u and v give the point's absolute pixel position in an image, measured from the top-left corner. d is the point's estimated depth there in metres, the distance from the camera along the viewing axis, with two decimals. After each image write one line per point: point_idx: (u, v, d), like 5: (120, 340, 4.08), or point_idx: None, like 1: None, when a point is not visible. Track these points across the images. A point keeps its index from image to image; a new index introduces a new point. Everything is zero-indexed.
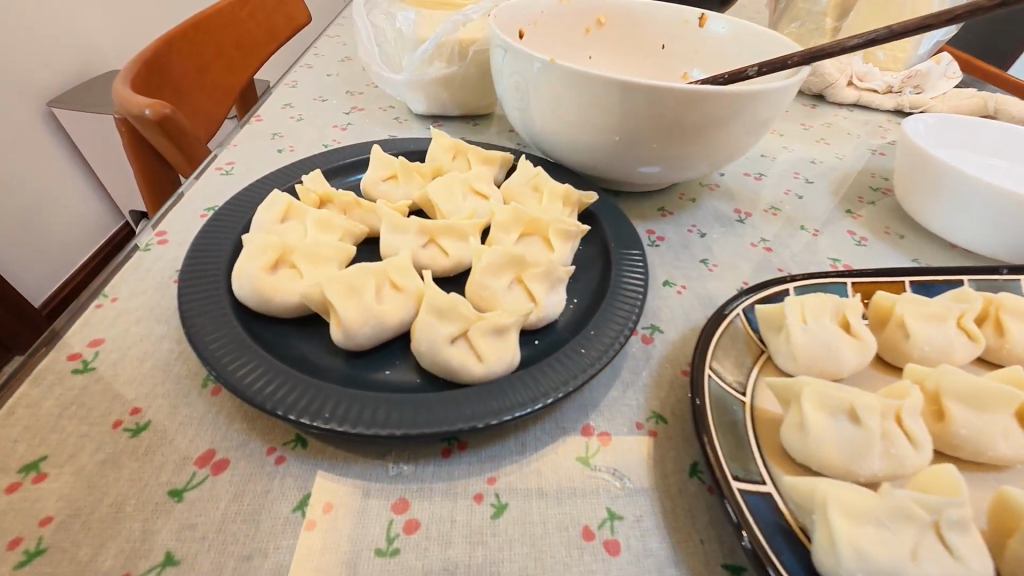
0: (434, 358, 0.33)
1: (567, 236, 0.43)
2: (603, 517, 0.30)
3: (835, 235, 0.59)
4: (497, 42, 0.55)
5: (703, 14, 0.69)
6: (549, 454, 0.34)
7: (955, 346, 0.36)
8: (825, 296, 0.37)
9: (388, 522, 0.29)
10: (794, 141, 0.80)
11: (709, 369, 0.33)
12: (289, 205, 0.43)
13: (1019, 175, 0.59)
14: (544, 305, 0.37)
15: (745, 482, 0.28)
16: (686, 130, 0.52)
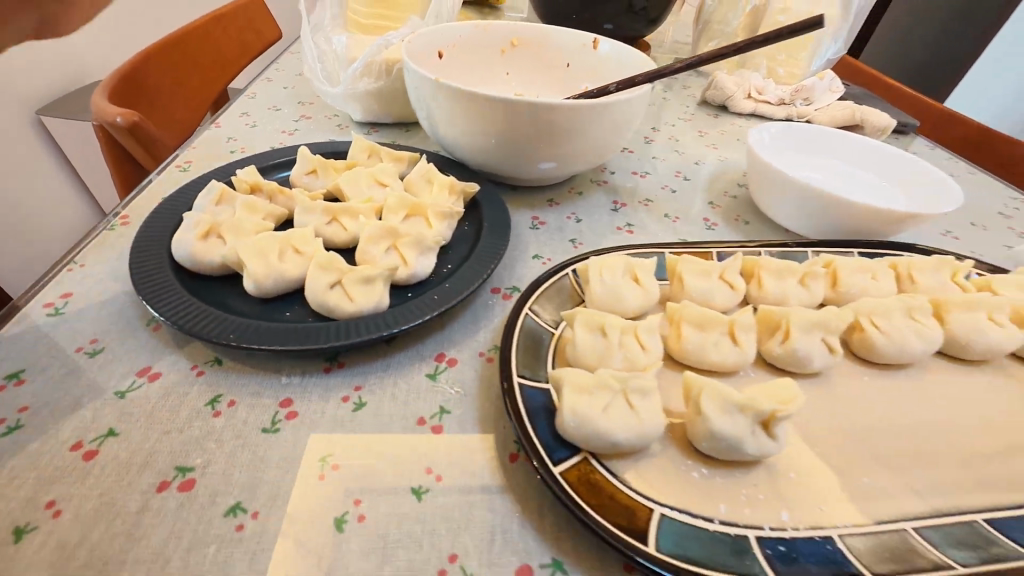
0: (320, 300, 0.44)
1: (442, 216, 0.54)
2: (436, 411, 0.42)
3: (692, 221, 0.71)
4: (405, 68, 0.66)
5: (595, 39, 0.81)
6: (405, 371, 0.45)
7: (718, 292, 0.48)
8: (621, 257, 0.48)
9: (275, 412, 0.41)
10: (686, 145, 0.93)
11: (527, 309, 0.45)
12: (223, 191, 0.54)
13: (843, 176, 0.70)
14: (412, 265, 0.49)
15: (529, 380, 0.40)
16: (550, 131, 0.63)
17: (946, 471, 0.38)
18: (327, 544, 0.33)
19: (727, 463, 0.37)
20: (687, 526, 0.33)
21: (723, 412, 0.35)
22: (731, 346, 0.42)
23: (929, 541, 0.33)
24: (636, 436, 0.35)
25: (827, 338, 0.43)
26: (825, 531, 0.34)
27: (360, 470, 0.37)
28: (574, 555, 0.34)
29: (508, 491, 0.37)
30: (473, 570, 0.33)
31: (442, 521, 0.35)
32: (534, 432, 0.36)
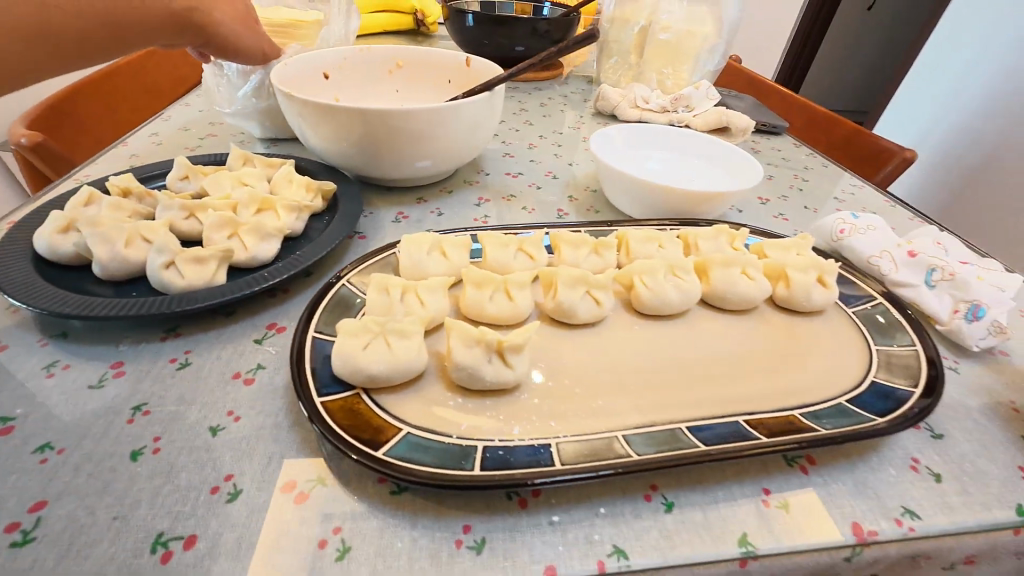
0: (157, 279, 0.51)
1: (289, 209, 0.61)
2: (253, 366, 0.49)
3: (546, 212, 0.80)
4: (276, 89, 0.74)
5: (467, 57, 0.91)
6: (235, 337, 0.52)
7: (515, 261, 0.55)
8: (430, 235, 0.56)
9: (106, 371, 0.47)
10: (567, 150, 1.03)
11: (344, 281, 0.52)
12: (92, 194, 0.61)
13: (672, 161, 0.82)
14: (251, 250, 0.56)
15: (325, 335, 0.46)
16: (399, 138, 0.71)
17: (673, 395, 0.46)
18: (118, 471, 0.39)
19: (482, 393, 0.44)
20: (425, 439, 0.39)
21: (465, 345, 0.43)
22: (507, 301, 0.49)
23: (630, 444, 0.40)
24: (390, 368, 0.41)
25: (592, 292, 0.52)
26: (544, 440, 0.40)
27: (167, 414, 0.43)
28: (337, 472, 0.40)
29: (296, 427, 0.44)
30: (242, 485, 0.39)
31: (228, 450, 0.41)
32: (311, 371, 0.43)
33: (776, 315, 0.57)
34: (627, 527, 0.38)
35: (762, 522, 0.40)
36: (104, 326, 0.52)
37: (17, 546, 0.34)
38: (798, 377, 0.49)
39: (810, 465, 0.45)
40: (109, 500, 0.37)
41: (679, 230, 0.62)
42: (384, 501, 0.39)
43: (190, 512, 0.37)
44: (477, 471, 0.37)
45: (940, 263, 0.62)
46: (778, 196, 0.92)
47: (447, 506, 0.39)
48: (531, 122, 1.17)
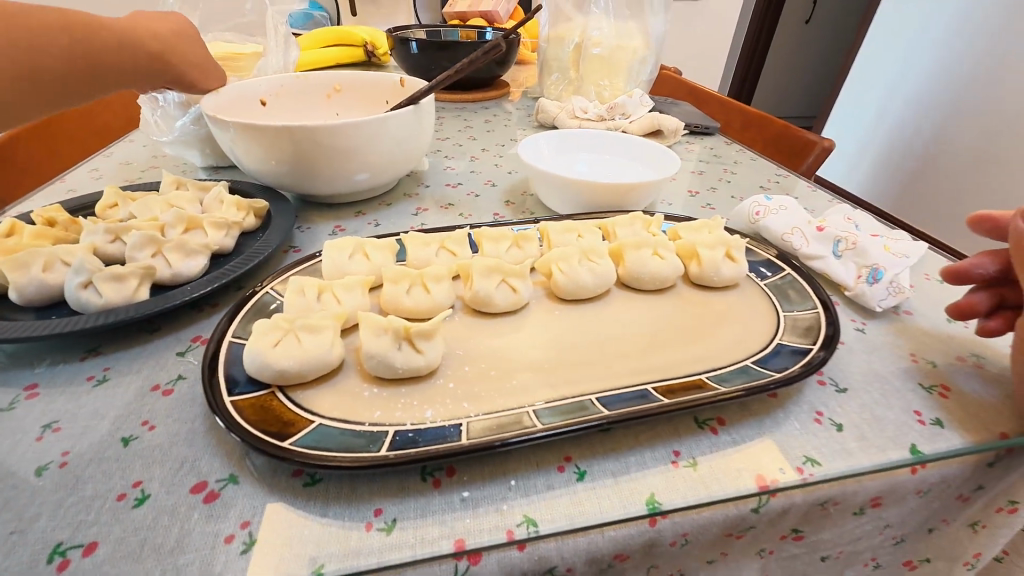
0: (75, 300, 0.51)
1: (217, 226, 0.63)
2: (173, 378, 0.49)
3: (483, 216, 0.83)
4: (207, 116, 0.76)
5: (402, 78, 0.95)
6: (157, 351, 0.52)
7: (437, 259, 0.57)
8: (353, 239, 0.58)
9: (18, 394, 0.46)
10: (509, 160, 1.07)
11: (266, 288, 0.53)
12: (14, 225, 0.61)
13: (601, 163, 0.86)
14: (175, 267, 0.57)
15: (242, 339, 0.47)
16: (324, 153, 0.74)
17: (586, 370, 0.48)
18: (21, 487, 0.38)
19: (396, 381, 0.45)
20: (335, 427, 0.40)
21: (375, 335, 0.44)
22: (425, 294, 0.51)
23: (538, 417, 0.42)
24: (299, 362, 0.42)
25: (508, 281, 0.54)
26: (455, 420, 0.41)
27: (78, 429, 0.43)
28: (250, 470, 0.40)
29: (211, 431, 0.44)
30: (150, 491, 0.39)
31: (139, 458, 0.41)
32: (223, 372, 0.43)
33: (691, 291, 0.60)
34: (536, 498, 0.39)
35: (669, 482, 0.40)
36: (20, 351, 0.51)
37: None
38: (707, 344, 0.52)
39: (719, 426, 0.46)
40: (7, 516, 0.36)
41: (600, 221, 0.66)
42: (297, 493, 0.39)
43: (93, 520, 0.36)
44: (384, 452, 0.38)
45: (844, 234, 0.66)
46: (708, 188, 0.97)
47: (360, 492, 0.39)
48: (475, 137, 1.21)
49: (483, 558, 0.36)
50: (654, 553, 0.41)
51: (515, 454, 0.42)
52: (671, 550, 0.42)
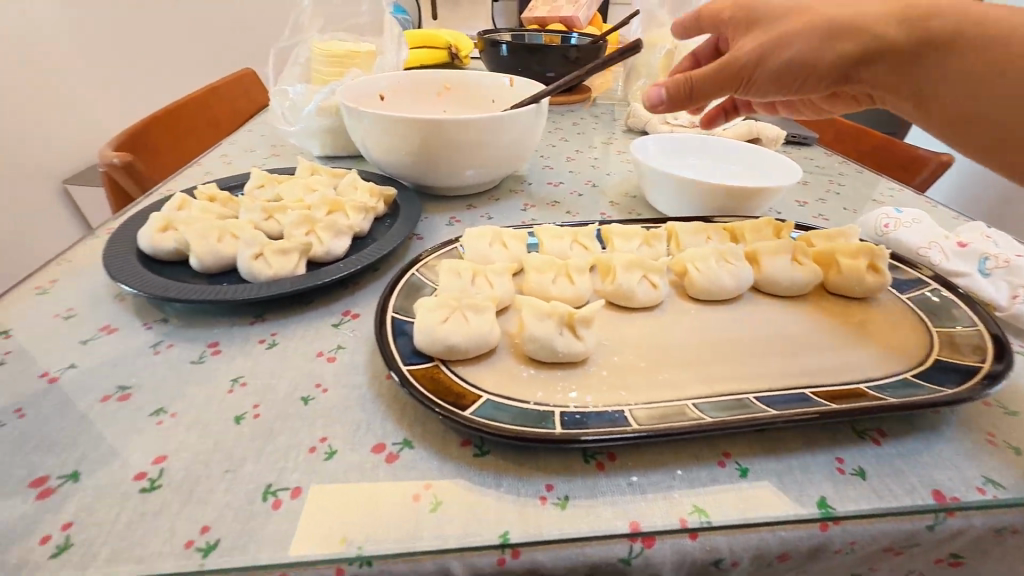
0: (248, 269, 0.56)
1: (357, 209, 0.67)
2: (334, 347, 0.52)
3: (590, 215, 0.84)
4: (343, 107, 0.81)
5: (510, 78, 0.98)
6: (315, 322, 0.56)
7: (571, 251, 0.58)
8: (490, 228, 0.60)
9: (204, 350, 0.51)
10: (603, 162, 1.08)
11: (414, 270, 0.55)
12: (184, 200, 0.67)
13: (712, 169, 0.85)
14: (326, 245, 0.61)
15: (403, 315, 0.50)
16: (453, 147, 0.78)
17: (737, 369, 0.47)
18: (225, 432, 0.42)
19: (552, 364, 0.46)
20: (505, 403, 0.42)
21: (538, 318, 0.46)
22: (570, 284, 0.52)
23: (700, 410, 0.42)
24: (466, 338, 0.44)
25: (648, 276, 0.54)
26: (617, 407, 0.42)
27: (261, 386, 0.47)
28: (422, 436, 0.43)
29: (379, 397, 0.46)
30: (337, 447, 0.42)
31: (320, 417, 0.44)
32: (393, 345, 0.46)
33: (828, 300, 0.58)
34: (703, 489, 0.39)
35: (838, 487, 0.39)
36: (198, 313, 0.57)
37: (146, 491, 0.37)
38: (857, 352, 0.50)
39: (881, 437, 0.44)
40: (219, 457, 0.40)
41: (726, 224, 0.64)
42: (468, 462, 0.41)
43: (293, 468, 0.40)
44: (558, 430, 0.40)
45: (991, 252, 0.63)
46: (817, 198, 0.94)
47: (528, 468, 0.41)
48: (566, 139, 1.23)
49: (657, 543, 0.37)
50: (816, 558, 0.40)
51: (674, 445, 0.42)
52: (833, 558, 0.40)
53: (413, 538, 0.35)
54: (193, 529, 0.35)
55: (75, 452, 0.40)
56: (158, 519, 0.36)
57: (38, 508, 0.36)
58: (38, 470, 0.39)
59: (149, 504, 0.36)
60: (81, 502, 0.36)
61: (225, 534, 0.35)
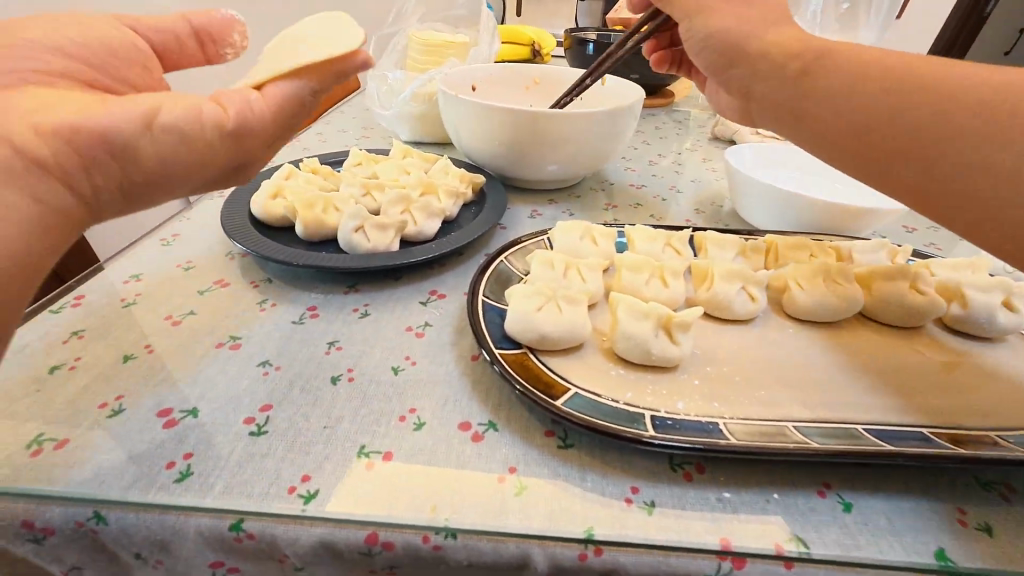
0: (348, 240, 0.59)
1: (449, 194, 0.68)
2: (421, 323, 0.54)
3: (673, 220, 0.82)
4: (441, 93, 0.84)
5: (602, 76, 0.96)
6: (404, 297, 0.58)
7: (663, 254, 0.57)
8: (581, 223, 0.59)
9: (303, 312, 0.55)
10: (687, 168, 1.04)
11: (503, 257, 0.56)
12: (292, 171, 0.72)
13: (812, 184, 0.81)
14: (420, 225, 0.63)
15: (492, 301, 0.50)
16: (545, 139, 0.78)
17: (844, 397, 0.44)
18: (323, 390, 0.45)
19: (642, 366, 0.45)
20: (594, 399, 0.41)
21: (635, 317, 0.45)
22: (663, 287, 0.51)
23: (804, 434, 0.39)
24: (559, 330, 0.45)
25: (747, 288, 0.52)
26: (712, 418, 0.41)
27: (356, 351, 0.49)
28: (506, 420, 0.43)
29: (464, 377, 0.47)
30: (425, 419, 0.43)
31: (409, 388, 0.46)
32: (483, 328, 0.46)
33: (947, 336, 0.53)
34: (803, 518, 0.37)
35: (961, 541, 0.36)
36: (298, 277, 0.60)
37: (254, 435, 0.40)
38: (986, 396, 0.45)
39: (1011, 493, 0.39)
40: (318, 413, 0.42)
41: (833, 242, 0.60)
42: (552, 452, 0.41)
43: (385, 433, 0.41)
44: (651, 433, 0.39)
45: None
46: (927, 226, 0.85)
47: (612, 467, 0.40)
48: (648, 142, 1.20)
49: (748, 565, 0.34)
50: None
51: (769, 466, 0.40)
52: None
53: (499, 518, 0.35)
54: (296, 475, 0.37)
55: (194, 390, 0.44)
56: (264, 462, 0.38)
57: (164, 436, 0.40)
58: (164, 402, 0.43)
59: (257, 447, 0.39)
60: (199, 436, 0.40)
61: (324, 486, 0.37)
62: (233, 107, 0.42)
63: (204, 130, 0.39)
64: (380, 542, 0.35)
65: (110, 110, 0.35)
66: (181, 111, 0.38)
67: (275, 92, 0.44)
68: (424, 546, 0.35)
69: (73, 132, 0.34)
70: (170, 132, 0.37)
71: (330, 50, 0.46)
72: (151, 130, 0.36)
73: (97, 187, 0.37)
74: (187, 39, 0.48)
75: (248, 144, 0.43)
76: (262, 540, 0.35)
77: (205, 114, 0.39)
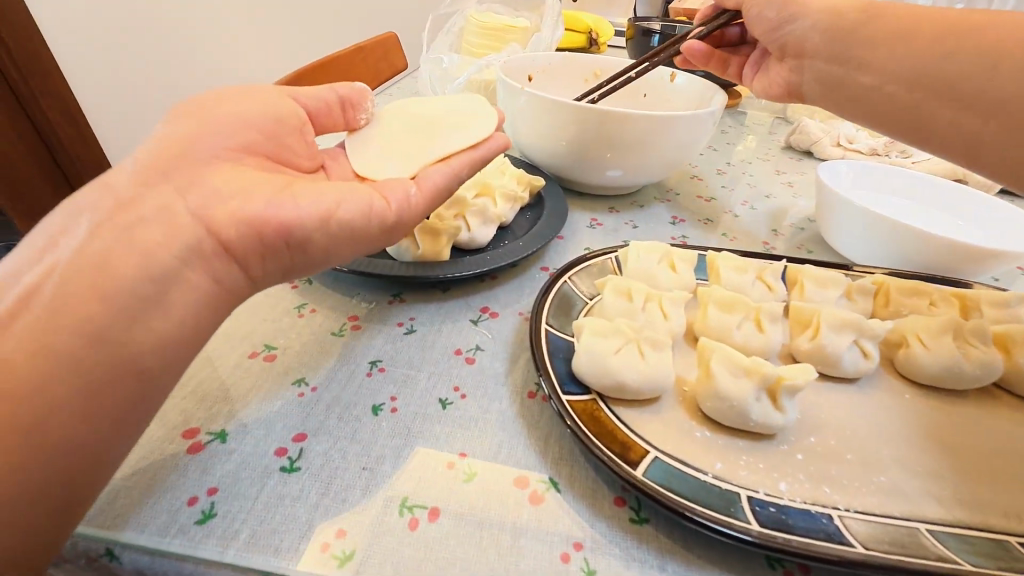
0: (397, 245, 0.54)
1: (506, 198, 0.62)
2: (472, 346, 0.48)
3: (749, 242, 0.73)
4: (500, 82, 0.77)
5: (673, 72, 0.87)
6: (453, 312, 0.52)
7: (753, 289, 0.49)
8: (659, 245, 0.52)
9: (344, 322, 0.50)
10: (760, 181, 0.95)
11: (568, 277, 0.49)
12: None
13: (913, 214, 0.71)
14: (473, 231, 0.57)
15: (556, 331, 0.44)
16: (612, 141, 0.70)
17: (988, 495, 0.36)
18: (363, 421, 0.40)
19: (735, 429, 0.38)
20: (680, 470, 0.35)
21: (730, 372, 0.38)
22: (757, 333, 0.44)
23: (944, 545, 0.32)
24: (640, 378, 0.38)
25: (857, 342, 0.44)
26: (824, 509, 0.33)
27: (400, 375, 0.44)
28: (570, 480, 0.37)
29: (521, 418, 0.41)
30: (476, 468, 0.37)
31: (459, 427, 0.40)
32: (547, 365, 0.40)
33: None
34: None
35: None
36: (341, 280, 0.55)
37: (286, 471, 0.35)
38: None
39: None
40: (358, 449, 0.37)
41: (955, 290, 0.51)
42: (624, 528, 0.34)
43: (432, 483, 0.36)
44: (752, 524, 0.32)
45: None
46: None
47: (697, 555, 0.33)
48: (714, 148, 1.10)
49: None
50: None
51: None
52: None
53: None
54: (330, 530, 0.32)
55: (223, 408, 0.39)
56: (295, 507, 0.33)
57: (188, 463, 0.35)
58: (190, 420, 0.38)
59: (288, 487, 0.34)
60: (227, 466, 0.35)
61: (360, 546, 0.32)
62: (394, 199, 0.43)
63: (369, 225, 0.41)
64: None
65: (300, 203, 0.38)
66: (356, 205, 0.41)
67: (430, 181, 0.46)
68: None
69: (264, 223, 0.36)
70: (343, 224, 0.39)
71: (472, 138, 0.52)
72: (329, 222, 0.39)
73: (266, 269, 0.38)
74: (333, 108, 0.54)
75: (399, 235, 0.45)
76: None
77: (374, 209, 0.42)
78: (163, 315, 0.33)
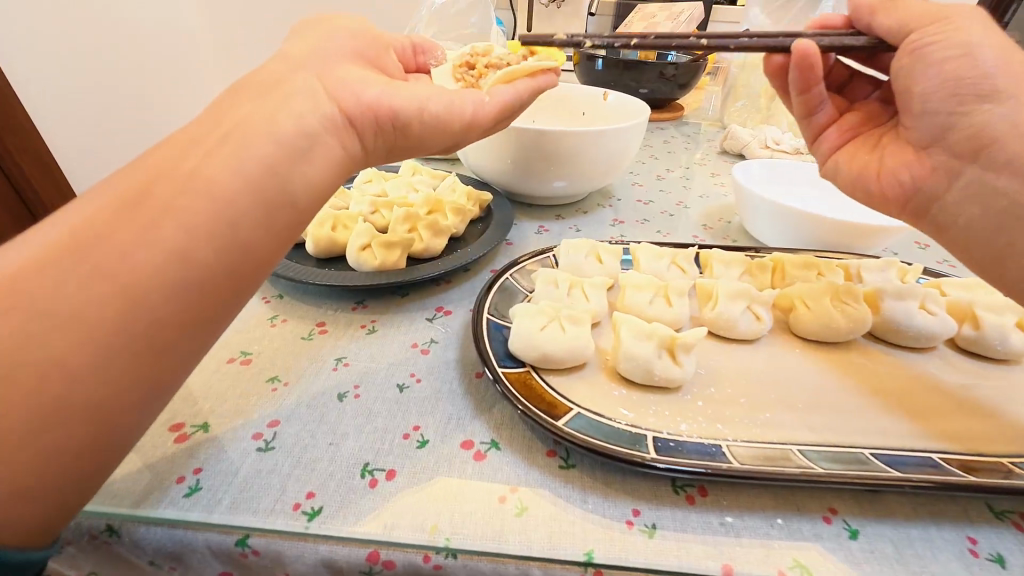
0: (356, 259, 0.61)
1: (457, 211, 0.69)
2: (427, 339, 0.55)
3: (681, 236, 0.82)
4: None
5: (606, 92, 0.97)
6: (412, 313, 0.59)
7: (666, 273, 0.58)
8: (587, 242, 0.60)
9: (313, 328, 0.56)
10: (695, 183, 1.04)
11: (509, 274, 0.57)
12: None
13: (817, 203, 0.81)
14: (427, 243, 0.65)
15: (497, 318, 0.51)
16: (552, 157, 0.78)
17: (850, 422, 0.43)
18: (330, 406, 0.46)
19: (645, 387, 0.45)
20: (597, 420, 0.41)
21: (638, 339, 0.46)
22: (667, 308, 0.52)
23: (809, 458, 0.39)
24: (563, 350, 0.45)
25: (752, 308, 0.52)
26: (714, 440, 0.40)
27: (362, 367, 0.50)
28: (509, 440, 0.43)
29: (468, 394, 0.48)
30: (428, 437, 0.43)
31: (414, 405, 0.46)
32: (486, 344, 0.47)
33: (960, 359, 0.51)
34: (807, 545, 0.36)
35: (972, 570, 0.34)
36: (309, 293, 0.62)
37: (262, 451, 0.41)
38: (1002, 421, 0.43)
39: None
40: (326, 429, 0.43)
41: (840, 262, 0.60)
42: (554, 472, 0.41)
43: (389, 450, 0.42)
44: (653, 454, 0.38)
45: None
46: None
47: (614, 487, 0.40)
48: (656, 156, 1.20)
49: None
50: None
51: (772, 492, 0.39)
52: None
53: (500, 538, 0.35)
54: (301, 493, 0.38)
55: (204, 405, 0.45)
56: (271, 477, 0.39)
57: (174, 450, 0.41)
58: (175, 416, 0.44)
59: (264, 463, 0.40)
60: (211, 450, 0.41)
61: (327, 503, 0.37)
62: (468, 100, 0.53)
63: (450, 116, 0.51)
64: (382, 561, 0.35)
65: (404, 95, 0.46)
66: (441, 103, 0.50)
67: (499, 95, 0.56)
68: (425, 565, 0.35)
69: None
70: (431, 116, 0.49)
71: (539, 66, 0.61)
72: (421, 116, 0.48)
73: (373, 147, 0.46)
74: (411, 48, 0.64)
75: (474, 134, 0.55)
76: (267, 556, 0.36)
77: (456, 107, 0.51)
78: (311, 151, 0.38)
